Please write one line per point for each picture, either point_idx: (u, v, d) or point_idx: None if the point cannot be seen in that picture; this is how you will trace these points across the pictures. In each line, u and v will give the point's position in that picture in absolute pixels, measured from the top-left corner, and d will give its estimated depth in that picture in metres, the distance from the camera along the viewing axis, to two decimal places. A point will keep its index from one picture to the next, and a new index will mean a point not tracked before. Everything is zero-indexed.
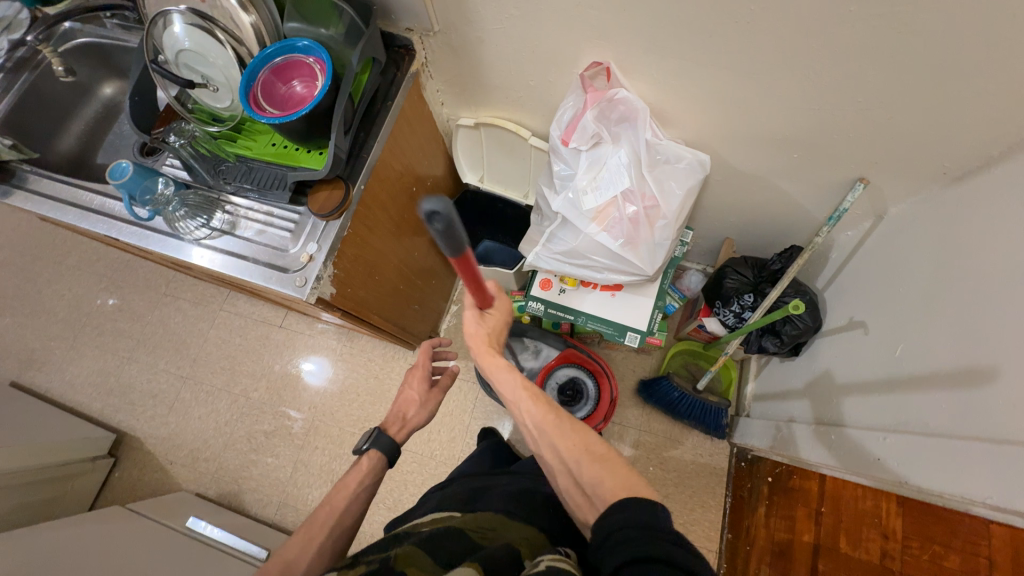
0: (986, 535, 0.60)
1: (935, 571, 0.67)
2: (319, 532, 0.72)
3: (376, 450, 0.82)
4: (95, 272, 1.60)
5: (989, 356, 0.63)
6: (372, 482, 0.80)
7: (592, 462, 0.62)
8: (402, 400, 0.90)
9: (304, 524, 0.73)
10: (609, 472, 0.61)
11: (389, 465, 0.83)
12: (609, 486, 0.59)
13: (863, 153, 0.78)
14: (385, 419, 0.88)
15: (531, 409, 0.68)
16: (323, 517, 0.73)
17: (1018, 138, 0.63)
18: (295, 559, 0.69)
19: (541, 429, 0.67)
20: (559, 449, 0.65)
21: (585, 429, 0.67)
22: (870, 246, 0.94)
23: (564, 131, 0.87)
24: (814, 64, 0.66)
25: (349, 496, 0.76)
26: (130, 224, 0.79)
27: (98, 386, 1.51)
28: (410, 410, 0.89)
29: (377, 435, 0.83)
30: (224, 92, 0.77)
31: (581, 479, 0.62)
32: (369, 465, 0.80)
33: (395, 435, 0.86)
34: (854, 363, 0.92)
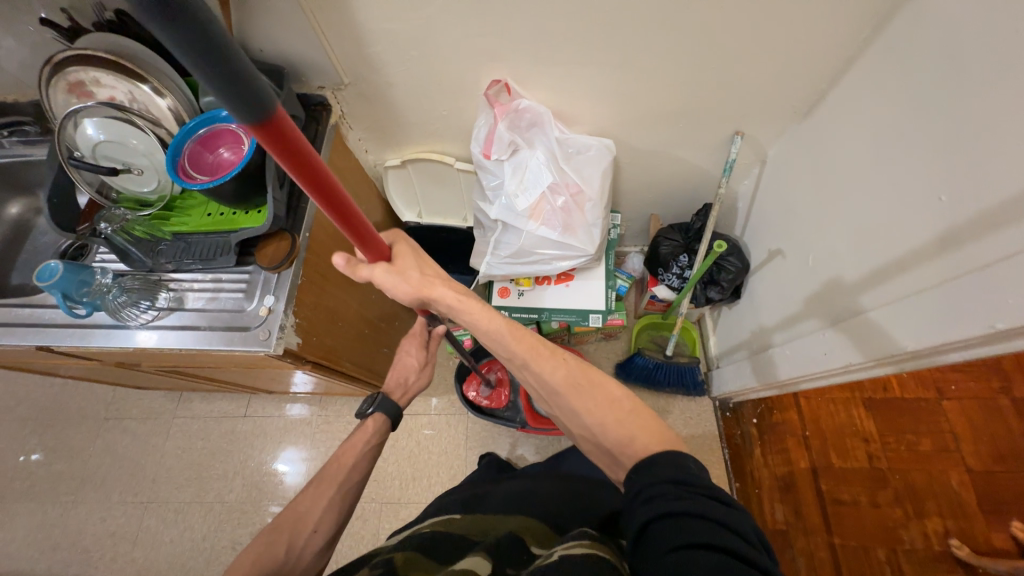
0: None
1: None
2: (330, 485, 0.76)
3: (379, 413, 0.87)
4: (20, 416, 1.58)
5: (876, 245, 0.76)
6: (377, 442, 0.85)
7: (618, 419, 0.63)
8: (401, 366, 0.94)
9: (318, 475, 0.78)
10: (642, 426, 0.62)
11: (392, 426, 0.89)
12: (641, 443, 0.60)
13: (730, 110, 0.96)
14: (386, 384, 0.93)
15: (541, 368, 0.68)
16: (336, 465, 0.79)
17: (834, 68, 0.83)
18: (307, 511, 0.73)
19: (556, 387, 0.68)
20: (580, 408, 0.66)
21: (605, 382, 0.68)
22: (766, 186, 1.09)
23: (483, 146, 0.95)
24: (668, 44, 0.82)
25: (356, 453, 0.81)
26: (67, 325, 0.79)
27: (41, 544, 1.43)
28: (411, 375, 0.95)
29: (381, 399, 0.88)
30: (150, 174, 0.79)
31: (608, 439, 0.63)
32: (374, 426, 0.86)
33: (398, 402, 0.92)
34: (786, 285, 1.03)
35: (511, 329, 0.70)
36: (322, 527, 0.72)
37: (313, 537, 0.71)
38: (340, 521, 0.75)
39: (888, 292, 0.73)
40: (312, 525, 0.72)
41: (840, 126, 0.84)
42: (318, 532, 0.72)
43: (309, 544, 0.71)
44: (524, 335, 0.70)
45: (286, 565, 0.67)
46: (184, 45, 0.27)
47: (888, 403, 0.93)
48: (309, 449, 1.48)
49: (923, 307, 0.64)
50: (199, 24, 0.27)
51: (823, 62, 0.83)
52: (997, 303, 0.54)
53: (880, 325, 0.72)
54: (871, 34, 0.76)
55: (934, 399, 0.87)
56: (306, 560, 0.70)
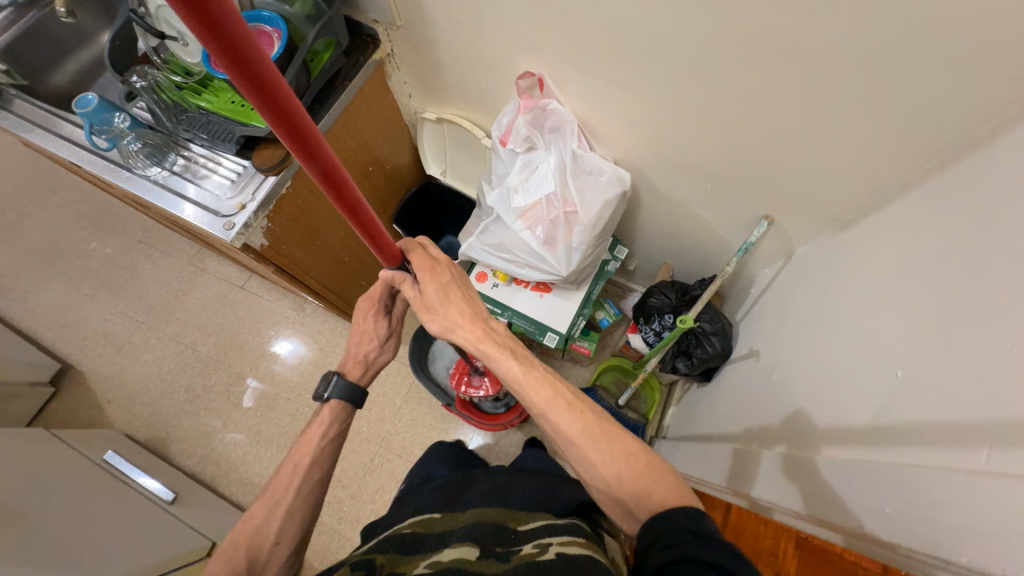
0: None
1: None
2: (286, 495, 0.72)
3: (336, 399, 0.78)
4: (79, 211, 1.83)
5: (830, 390, 0.69)
6: (340, 429, 0.79)
7: (635, 473, 0.62)
8: (360, 341, 0.83)
9: (269, 483, 0.73)
10: (657, 480, 0.61)
11: (357, 407, 0.81)
12: (658, 497, 0.59)
13: (763, 190, 0.87)
14: (345, 362, 0.83)
15: (558, 421, 0.66)
16: (289, 470, 0.74)
17: (884, 192, 0.73)
18: (263, 525, 0.69)
19: (574, 440, 0.65)
20: (598, 464, 0.63)
21: (622, 433, 0.66)
22: (778, 283, 1.00)
23: (501, 132, 0.95)
24: (712, 98, 0.76)
25: (311, 452, 0.75)
26: (89, 152, 0.91)
27: (56, 318, 1.69)
28: (371, 349, 0.84)
29: (337, 381, 0.78)
30: (195, 48, 0.85)
31: (624, 492, 0.61)
32: (331, 416, 0.78)
33: (358, 379, 0.83)
34: (746, 388, 0.96)
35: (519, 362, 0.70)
36: (282, 539, 0.69)
37: (276, 549, 0.69)
38: (304, 526, 0.72)
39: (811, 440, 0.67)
40: (272, 537, 0.69)
41: (863, 254, 0.75)
42: (281, 544, 0.69)
43: (273, 556, 0.69)
44: (538, 381, 0.69)
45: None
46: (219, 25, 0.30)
47: (820, 556, 0.54)
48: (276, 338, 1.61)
49: (828, 479, 0.62)
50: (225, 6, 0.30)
51: (875, 177, 0.72)
52: (879, 505, 0.52)
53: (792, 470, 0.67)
54: (933, 168, 0.65)
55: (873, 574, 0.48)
56: (273, 568, 0.69)
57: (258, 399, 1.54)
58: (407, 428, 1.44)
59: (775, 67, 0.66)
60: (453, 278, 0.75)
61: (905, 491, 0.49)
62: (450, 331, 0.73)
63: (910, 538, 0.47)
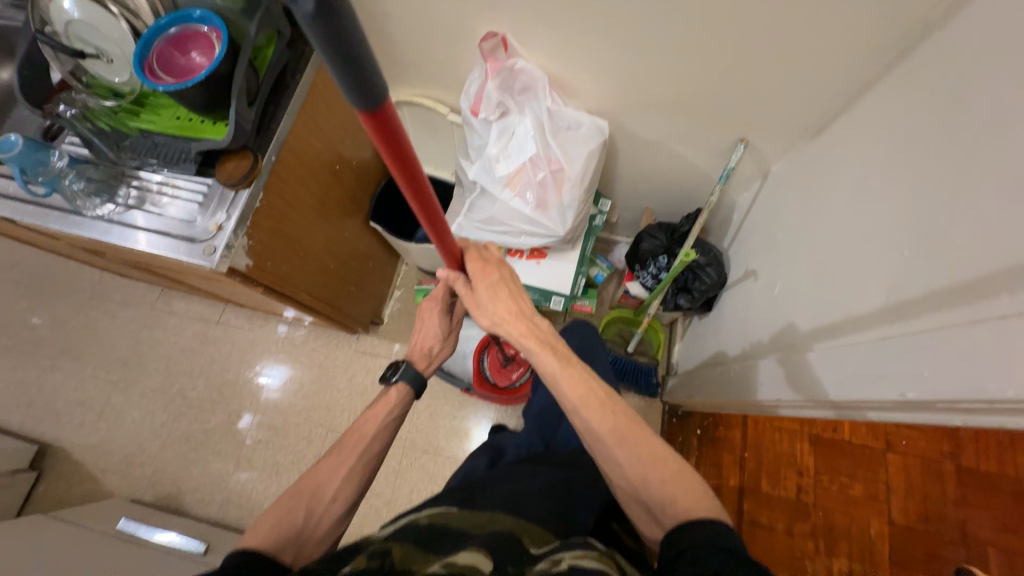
0: (884, 463, 0.62)
1: (843, 500, 0.70)
2: (350, 455, 0.74)
3: (403, 383, 0.84)
4: (11, 278, 1.65)
5: (836, 287, 0.73)
6: (401, 412, 0.82)
7: (661, 478, 0.64)
8: (424, 334, 0.89)
9: (337, 443, 0.76)
10: (684, 489, 0.63)
11: (416, 397, 0.85)
12: (686, 506, 0.61)
13: (736, 114, 0.90)
14: (410, 352, 0.89)
15: (589, 417, 0.68)
16: (357, 435, 0.77)
17: (851, 92, 0.77)
18: (326, 481, 0.71)
19: (601, 436, 0.67)
20: (626, 466, 0.66)
21: (652, 440, 0.68)
22: (760, 203, 1.04)
23: (472, 102, 0.93)
24: (678, 29, 0.77)
25: (378, 424, 0.78)
26: (27, 202, 0.81)
27: (17, 398, 1.54)
28: (434, 344, 0.90)
29: (405, 367, 0.84)
30: (120, 64, 0.79)
31: (651, 496, 0.64)
32: (397, 397, 0.82)
33: (422, 370, 0.88)
34: (749, 307, 1.01)
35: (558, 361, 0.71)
36: (340, 497, 0.71)
37: (332, 505, 0.70)
38: (359, 493, 0.74)
39: (832, 336, 0.71)
40: (331, 494, 0.71)
41: (840, 155, 0.79)
42: (337, 501, 0.71)
43: (326, 515, 0.70)
44: (574, 380, 0.71)
45: (302, 532, 0.67)
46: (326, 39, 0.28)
47: (834, 446, 0.71)
48: (270, 365, 1.54)
49: (849, 364, 0.66)
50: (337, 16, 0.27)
51: (840, 80, 0.76)
52: (912, 370, 0.55)
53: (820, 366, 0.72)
54: (894, 60, 0.70)
55: (880, 450, 0.63)
56: (324, 527, 0.69)
57: (267, 430, 1.47)
58: (428, 423, 1.43)
59: None
60: (503, 277, 0.77)
61: (925, 355, 0.54)
62: (492, 319, 0.75)
63: (944, 392, 0.51)
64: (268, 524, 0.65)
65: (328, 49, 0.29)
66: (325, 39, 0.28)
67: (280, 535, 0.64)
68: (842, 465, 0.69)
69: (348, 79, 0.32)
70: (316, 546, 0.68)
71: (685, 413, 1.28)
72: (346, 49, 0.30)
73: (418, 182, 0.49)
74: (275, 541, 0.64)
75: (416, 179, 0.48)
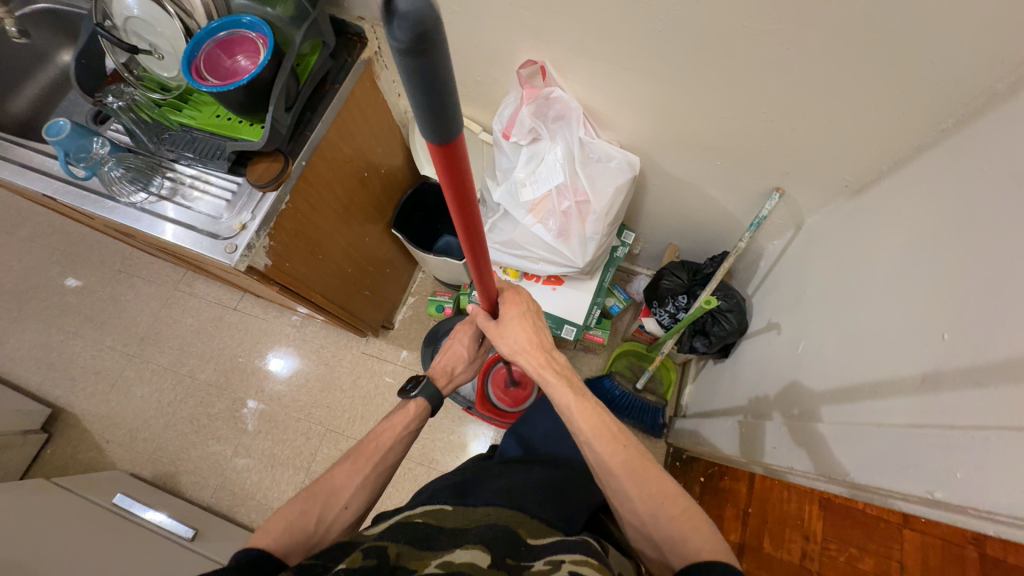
0: (898, 538, 0.56)
1: (851, 574, 0.62)
2: (368, 462, 0.73)
3: (421, 398, 0.82)
4: (50, 245, 1.73)
5: (864, 358, 0.69)
6: (417, 426, 0.80)
7: (670, 515, 0.62)
8: (451, 354, 0.90)
9: (353, 449, 0.74)
10: (693, 525, 0.61)
11: (432, 414, 0.84)
12: (695, 545, 0.58)
13: (773, 163, 0.87)
14: (433, 368, 0.89)
15: (600, 450, 0.66)
16: (372, 445, 0.74)
17: (898, 154, 0.74)
18: (341, 487, 0.70)
19: (612, 470, 0.65)
20: (635, 499, 0.64)
21: (659, 476, 0.65)
22: (790, 254, 1.00)
23: (505, 125, 0.93)
24: (720, 74, 0.75)
25: (394, 437, 0.76)
26: (67, 183, 0.85)
27: (39, 360, 1.60)
28: (459, 366, 0.90)
29: (426, 382, 0.83)
30: (171, 61, 0.83)
31: (659, 534, 0.62)
32: (416, 410, 0.80)
33: (441, 388, 0.87)
34: (768, 361, 0.97)
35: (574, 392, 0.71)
36: (352, 505, 0.70)
37: (344, 513, 0.69)
38: (369, 502, 0.72)
39: (854, 409, 0.67)
40: (343, 502, 0.69)
41: (881, 218, 0.75)
42: (348, 509, 0.69)
43: (337, 521, 0.68)
44: (588, 413, 0.69)
45: (312, 537, 0.65)
46: (415, 72, 0.29)
47: (844, 512, 0.64)
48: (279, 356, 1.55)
49: (871, 445, 0.62)
50: (430, 53, 0.28)
51: (890, 139, 0.73)
52: (945, 469, 0.51)
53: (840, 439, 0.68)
54: (950, 126, 0.66)
55: (894, 522, 0.57)
56: (333, 534, 0.67)
57: (267, 421, 1.48)
58: (426, 435, 1.42)
59: (789, 39, 0.66)
60: (527, 309, 0.79)
61: (957, 449, 0.50)
62: (512, 348, 0.75)
63: (983, 502, 0.47)
64: (278, 527, 0.63)
65: (414, 85, 0.30)
66: (414, 74, 0.29)
67: (291, 539, 0.63)
68: (856, 535, 0.62)
69: (427, 110, 0.32)
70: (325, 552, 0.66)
71: (689, 458, 1.22)
72: (432, 87, 0.30)
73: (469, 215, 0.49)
74: (285, 546, 0.62)
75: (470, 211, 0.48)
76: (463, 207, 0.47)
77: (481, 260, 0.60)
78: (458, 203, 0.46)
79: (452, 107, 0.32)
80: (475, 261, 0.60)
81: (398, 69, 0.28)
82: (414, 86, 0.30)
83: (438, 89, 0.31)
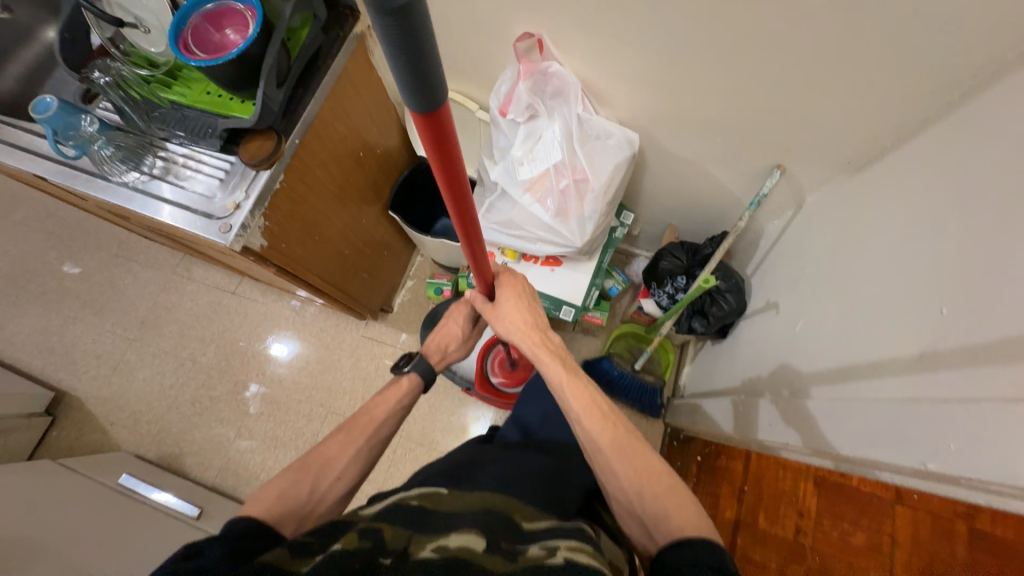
0: (890, 514, 0.57)
1: (841, 547, 0.63)
2: (360, 435, 0.74)
3: (414, 373, 0.84)
4: (46, 229, 1.72)
5: (862, 336, 0.69)
6: (410, 401, 0.82)
7: (655, 492, 0.62)
8: (444, 333, 0.91)
9: (345, 423, 0.75)
10: (677, 503, 0.61)
11: (425, 390, 0.86)
12: (677, 523, 0.58)
13: (775, 139, 0.86)
14: (426, 346, 0.90)
15: (590, 427, 0.67)
16: (365, 418, 0.76)
17: (903, 129, 0.72)
18: (334, 456, 0.71)
19: (601, 449, 0.66)
20: (621, 476, 0.64)
21: (648, 456, 0.66)
22: (790, 233, 0.99)
23: (502, 102, 0.91)
24: (723, 46, 0.73)
25: (387, 410, 0.78)
26: (57, 162, 0.84)
27: (40, 344, 1.61)
28: (452, 344, 0.92)
29: (419, 358, 0.85)
30: (157, 35, 0.81)
31: (645, 511, 0.61)
32: (408, 385, 0.82)
33: (435, 364, 0.89)
34: (766, 341, 0.97)
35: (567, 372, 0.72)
36: (345, 475, 0.70)
37: (337, 483, 0.69)
38: (361, 474, 0.73)
39: (850, 385, 0.68)
40: (336, 472, 0.70)
41: (882, 194, 0.74)
42: (341, 480, 0.70)
43: (331, 490, 0.69)
44: (580, 393, 0.70)
45: (306, 505, 0.65)
46: (391, 33, 0.28)
47: (839, 489, 0.66)
48: (279, 340, 1.56)
49: (866, 422, 0.62)
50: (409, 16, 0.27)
51: (894, 114, 0.71)
52: (939, 441, 0.51)
53: (836, 415, 0.68)
54: (957, 99, 0.64)
55: (887, 500, 0.58)
56: (326, 505, 0.68)
57: (269, 404, 1.50)
58: (426, 416, 1.43)
59: (792, 8, 0.64)
60: (522, 291, 0.80)
61: (955, 424, 0.50)
62: (508, 331, 0.77)
63: (973, 469, 0.47)
64: (271, 495, 0.64)
65: (392, 45, 0.29)
66: (391, 34, 0.28)
67: (284, 507, 0.63)
68: (846, 510, 0.64)
69: (408, 77, 0.32)
70: (319, 521, 0.67)
71: (686, 437, 1.24)
72: (410, 48, 0.29)
73: (460, 192, 0.49)
74: (279, 513, 0.62)
75: (459, 188, 0.48)
76: (451, 183, 0.47)
77: (473, 237, 0.60)
78: (447, 176, 0.46)
79: (432, 69, 0.31)
80: (467, 236, 0.59)
81: (373, 28, 0.27)
82: (392, 50, 0.30)
83: (416, 52, 0.30)
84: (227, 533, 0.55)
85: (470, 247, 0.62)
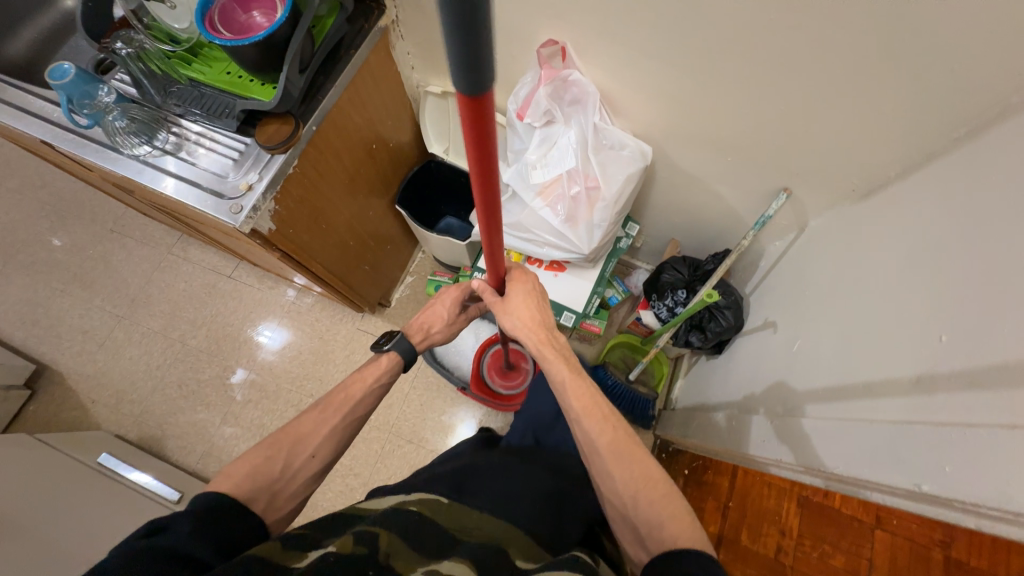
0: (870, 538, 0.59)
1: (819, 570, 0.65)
2: (335, 414, 0.72)
3: (393, 352, 0.82)
4: (38, 199, 1.69)
5: (861, 361, 0.69)
6: (388, 380, 0.80)
7: (650, 499, 0.61)
8: (430, 313, 0.89)
9: (322, 399, 0.74)
10: (672, 511, 0.60)
11: (403, 369, 0.84)
12: (672, 530, 0.58)
13: (782, 163, 0.88)
14: (409, 325, 0.88)
15: (589, 427, 0.67)
16: (342, 396, 0.74)
17: (908, 162, 0.74)
18: (309, 434, 0.69)
19: (598, 449, 0.66)
20: (616, 479, 0.64)
21: (643, 458, 0.66)
22: (792, 255, 1.01)
23: (520, 105, 0.93)
24: (740, 66, 0.75)
25: (364, 389, 0.76)
26: (69, 131, 0.84)
27: (24, 316, 1.57)
28: (436, 326, 0.89)
29: (399, 337, 0.83)
30: (183, 12, 0.82)
31: (638, 516, 0.61)
32: (387, 363, 0.80)
33: (416, 344, 0.86)
34: (761, 359, 0.99)
35: (570, 370, 0.72)
36: (319, 454, 0.69)
37: (310, 462, 0.68)
38: (336, 453, 0.72)
39: (847, 407, 0.69)
40: (310, 449, 0.69)
41: (885, 223, 0.76)
42: (314, 458, 0.69)
43: (303, 469, 0.67)
44: (582, 391, 0.71)
45: (276, 482, 0.64)
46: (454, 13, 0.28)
47: (822, 511, 0.68)
48: (273, 327, 1.54)
49: (863, 443, 0.63)
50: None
51: (902, 145, 0.73)
52: (936, 464, 0.52)
53: (832, 433, 0.69)
54: (964, 136, 0.66)
55: (867, 524, 0.60)
56: (296, 485, 0.66)
57: (257, 391, 1.48)
58: (417, 413, 1.42)
59: (808, 33, 0.66)
60: (530, 287, 0.80)
61: (954, 453, 0.51)
62: (515, 326, 0.78)
63: (971, 493, 0.48)
64: (240, 472, 0.63)
65: (450, 23, 0.29)
66: (452, 16, 0.28)
67: (255, 484, 0.62)
68: (828, 532, 0.65)
69: (462, 61, 0.32)
70: (289, 500, 0.64)
71: (676, 450, 1.24)
72: (467, 26, 0.29)
73: (490, 180, 0.49)
74: (249, 490, 0.61)
75: (490, 176, 0.48)
76: (484, 170, 0.47)
77: (493, 229, 0.60)
78: (480, 165, 0.46)
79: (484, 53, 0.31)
80: (487, 225, 0.59)
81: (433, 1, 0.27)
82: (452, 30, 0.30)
83: (475, 32, 0.29)
84: (199, 510, 0.54)
85: (489, 237, 0.62)
